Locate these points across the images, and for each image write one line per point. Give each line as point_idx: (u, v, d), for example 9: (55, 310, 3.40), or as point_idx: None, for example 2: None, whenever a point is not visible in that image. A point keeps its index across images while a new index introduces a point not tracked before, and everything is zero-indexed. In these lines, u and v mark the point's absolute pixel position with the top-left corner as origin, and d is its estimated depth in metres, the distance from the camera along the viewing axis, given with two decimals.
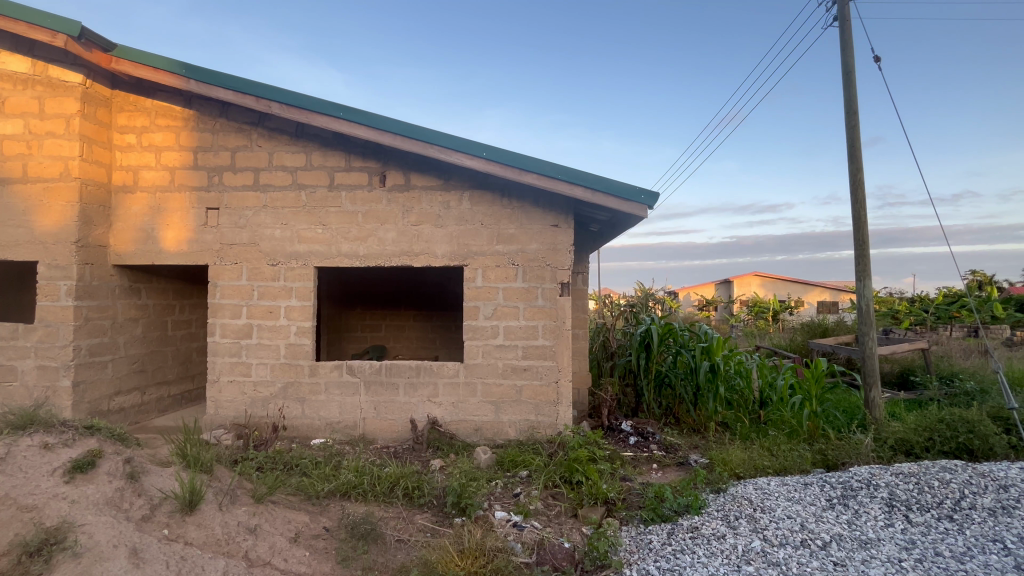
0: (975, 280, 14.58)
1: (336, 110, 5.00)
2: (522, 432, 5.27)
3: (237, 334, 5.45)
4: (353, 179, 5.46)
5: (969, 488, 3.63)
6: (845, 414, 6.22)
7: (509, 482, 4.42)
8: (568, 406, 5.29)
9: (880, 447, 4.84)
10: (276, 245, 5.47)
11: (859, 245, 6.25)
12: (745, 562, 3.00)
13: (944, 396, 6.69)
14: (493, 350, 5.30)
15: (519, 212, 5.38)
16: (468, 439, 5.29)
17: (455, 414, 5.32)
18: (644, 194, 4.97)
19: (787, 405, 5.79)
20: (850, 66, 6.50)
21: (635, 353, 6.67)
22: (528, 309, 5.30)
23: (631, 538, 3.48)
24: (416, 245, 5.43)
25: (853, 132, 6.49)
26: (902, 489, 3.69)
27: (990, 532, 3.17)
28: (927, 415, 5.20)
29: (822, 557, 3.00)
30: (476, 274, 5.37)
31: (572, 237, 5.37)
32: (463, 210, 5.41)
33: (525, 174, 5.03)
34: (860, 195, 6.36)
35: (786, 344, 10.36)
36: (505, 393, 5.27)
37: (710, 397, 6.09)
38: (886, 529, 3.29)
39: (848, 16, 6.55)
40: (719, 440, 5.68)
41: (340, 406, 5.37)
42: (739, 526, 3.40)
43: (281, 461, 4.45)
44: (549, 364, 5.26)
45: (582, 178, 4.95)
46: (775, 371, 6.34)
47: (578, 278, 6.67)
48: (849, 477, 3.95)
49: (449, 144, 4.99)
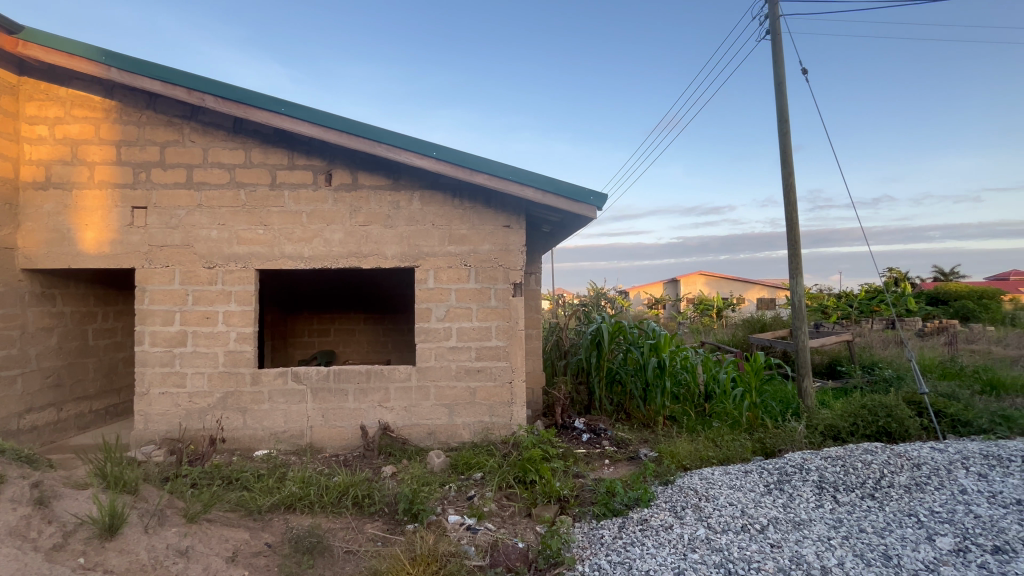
0: (893, 277, 15.90)
1: (276, 105, 4.78)
2: (475, 434, 5.23)
3: (169, 342, 5.09)
4: (296, 178, 5.24)
5: (887, 467, 3.93)
6: (781, 403, 6.62)
7: (463, 486, 4.37)
8: (522, 406, 5.31)
9: (812, 433, 5.18)
10: (212, 247, 5.15)
11: (792, 245, 6.67)
12: (690, 549, 3.09)
13: (867, 383, 7.29)
14: (446, 353, 5.24)
15: (471, 212, 5.35)
16: (421, 443, 5.20)
17: (407, 418, 5.21)
18: (593, 195, 5.08)
19: (729, 397, 6.13)
20: (781, 76, 6.93)
21: (587, 351, 6.80)
22: (481, 310, 5.28)
23: (583, 534, 3.54)
24: (364, 247, 5.28)
25: (785, 139, 6.92)
26: (831, 471, 3.95)
27: (906, 507, 3.45)
28: (851, 401, 5.63)
29: (760, 540, 3.14)
30: (428, 276, 5.29)
31: (523, 238, 5.39)
32: (413, 211, 5.32)
33: (476, 174, 5.01)
34: (792, 197, 6.79)
35: (729, 339, 10.97)
36: (458, 395, 5.22)
37: (658, 392, 6.30)
38: (816, 510, 3.51)
39: (779, 29, 7.00)
40: (668, 433, 5.92)
41: (285, 415, 5.13)
42: (685, 516, 3.52)
43: (219, 475, 4.20)
44: (502, 364, 5.26)
45: (532, 179, 4.99)
46: (717, 366, 6.62)
47: (530, 278, 6.74)
48: (784, 463, 4.20)
49: (398, 143, 4.88)
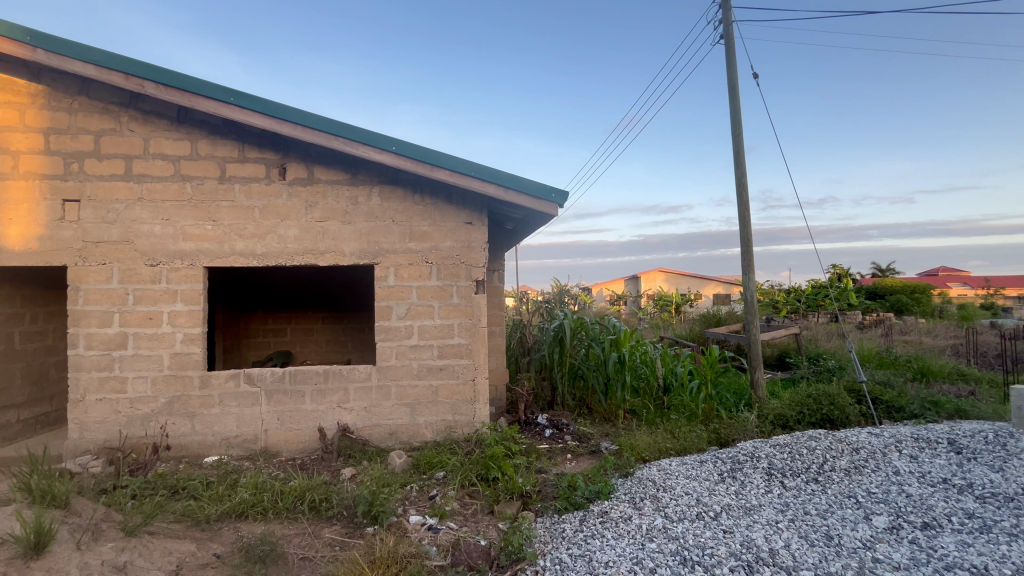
0: (836, 273, 16.86)
1: (225, 95, 4.55)
2: (438, 433, 5.18)
3: (107, 345, 4.77)
4: (247, 171, 5.01)
5: (830, 452, 4.16)
6: (735, 394, 6.89)
7: (425, 485, 4.31)
8: (484, 403, 5.29)
9: (763, 423, 5.42)
10: (155, 243, 4.86)
11: (744, 243, 6.94)
12: (648, 539, 3.17)
13: (812, 373, 7.71)
14: (407, 351, 5.15)
15: (433, 209, 5.28)
16: (382, 444, 5.10)
17: (367, 419, 5.09)
18: (554, 192, 5.11)
19: (686, 390, 6.34)
20: (734, 80, 7.19)
21: (550, 348, 6.84)
22: (443, 308, 5.22)
23: (545, 529, 3.57)
24: (321, 243, 5.11)
25: (738, 140, 7.19)
26: (779, 458, 4.14)
27: (846, 489, 3.66)
28: (799, 391, 5.92)
29: (713, 526, 3.25)
30: (388, 273, 5.18)
31: (485, 235, 5.36)
32: (372, 206, 5.19)
33: (436, 170, 4.94)
34: (745, 197, 7.07)
35: (686, 333, 11.32)
36: (420, 394, 5.15)
37: (619, 386, 6.43)
38: (766, 495, 3.67)
39: (732, 34, 7.25)
40: (628, 427, 6.06)
41: (237, 419, 4.91)
42: (644, 507, 3.60)
43: (163, 485, 3.98)
44: (465, 362, 5.22)
45: (494, 176, 4.97)
46: (675, 360, 6.83)
47: (493, 276, 6.73)
48: (736, 451, 4.38)
49: (356, 136, 4.75)
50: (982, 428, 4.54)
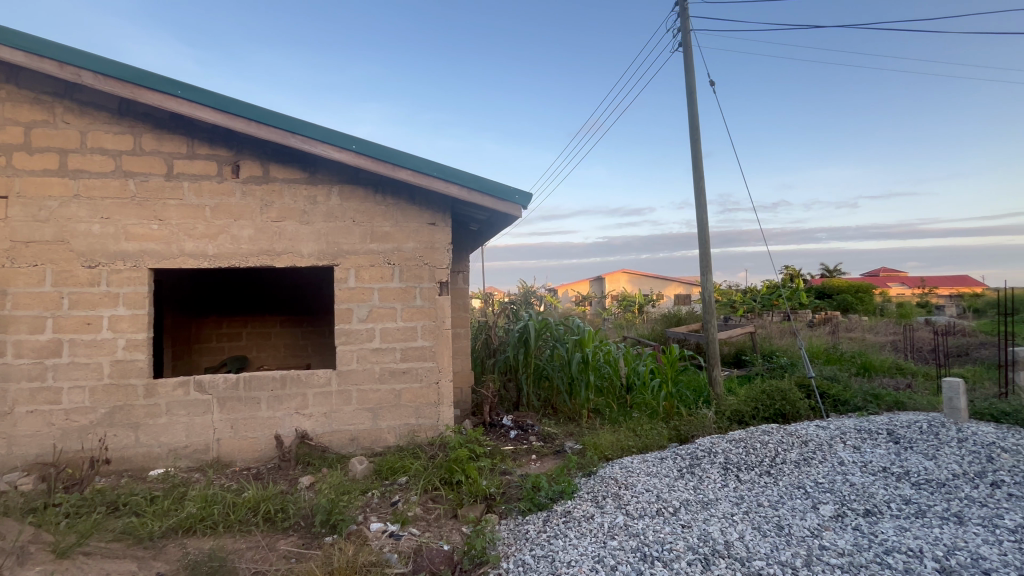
0: (789, 274, 17.67)
1: (172, 87, 4.32)
2: (401, 437, 5.08)
3: (39, 352, 4.44)
4: (197, 168, 4.77)
5: (781, 445, 4.34)
6: (694, 391, 7.10)
7: (387, 491, 4.22)
8: (449, 406, 5.23)
9: (720, 419, 5.60)
10: (94, 244, 4.56)
11: (702, 245, 7.17)
12: (610, 537, 3.21)
13: (766, 370, 8.05)
14: (369, 354, 5.03)
15: (395, 209, 5.18)
16: (343, 450, 4.96)
17: (327, 425, 4.94)
18: (518, 194, 5.12)
19: (648, 388, 6.49)
20: (692, 86, 7.41)
21: (515, 349, 6.85)
22: (405, 310, 5.13)
23: (508, 531, 3.56)
24: (278, 244, 4.93)
25: (696, 145, 7.41)
26: (734, 452, 4.29)
27: (796, 480, 3.83)
28: (753, 387, 6.16)
29: (672, 522, 3.33)
30: (348, 275, 5.05)
31: (449, 236, 5.31)
32: (332, 206, 5.05)
33: (398, 170, 4.86)
34: (703, 200, 7.30)
35: (648, 333, 11.59)
36: (382, 398, 5.04)
37: (582, 386, 6.51)
38: (722, 489, 3.79)
39: (690, 42, 7.48)
40: (592, 426, 6.15)
41: (187, 428, 4.67)
42: (606, 505, 3.65)
43: (101, 502, 3.73)
44: (428, 365, 5.14)
45: (457, 176, 4.93)
46: (637, 359, 6.98)
47: (458, 277, 6.69)
48: (695, 447, 4.51)
49: (314, 134, 4.61)
50: (918, 418, 4.85)
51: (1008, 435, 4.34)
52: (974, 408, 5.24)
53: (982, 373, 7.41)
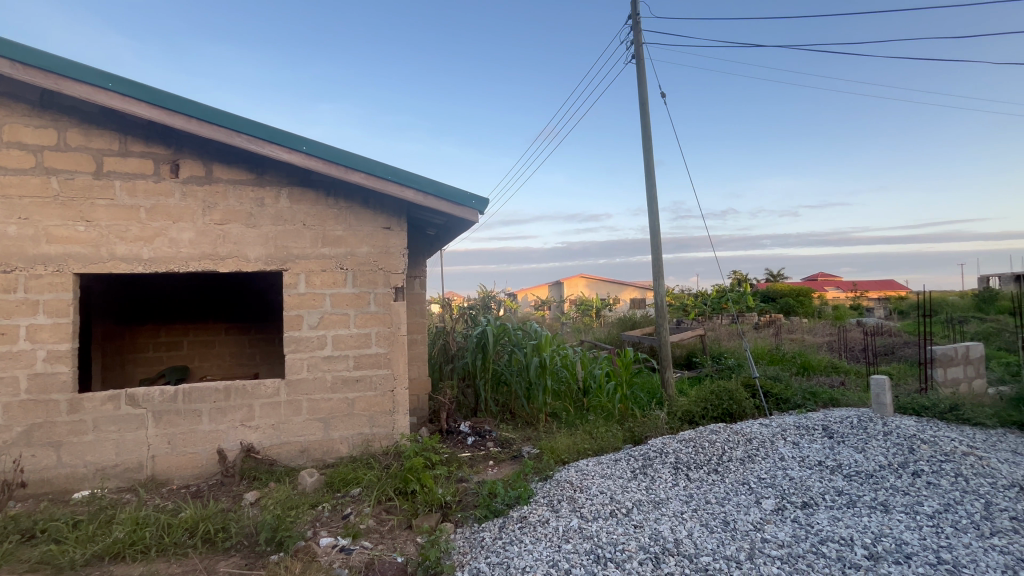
0: (736, 279, 18.54)
1: (103, 80, 4.03)
2: (354, 447, 4.93)
3: None
4: (131, 167, 4.47)
5: (728, 443, 4.53)
6: (648, 393, 7.30)
7: (338, 504, 4.08)
8: (404, 414, 5.11)
9: (672, 419, 5.77)
10: (10, 246, 4.20)
11: (655, 251, 7.40)
12: (564, 540, 3.24)
13: (715, 371, 8.39)
14: (320, 363, 4.86)
15: (348, 213, 5.05)
16: (292, 463, 4.75)
17: (276, 437, 4.73)
18: (474, 199, 5.11)
19: (604, 391, 6.62)
20: (644, 98, 7.67)
21: (472, 354, 6.80)
22: (359, 316, 4.99)
23: (464, 540, 3.51)
24: (221, 248, 4.68)
25: (648, 154, 7.66)
26: (684, 452, 4.43)
27: (741, 477, 4.00)
28: (703, 388, 6.40)
29: (625, 522, 3.39)
30: (298, 280, 4.87)
31: (404, 241, 5.22)
32: (281, 209, 4.85)
33: (351, 173, 4.74)
34: (655, 207, 7.54)
35: (604, 336, 11.84)
36: (334, 408, 4.87)
37: (540, 390, 6.54)
38: (673, 488, 3.91)
39: (642, 55, 7.74)
40: (549, 430, 6.19)
41: (117, 446, 4.34)
42: (561, 509, 3.68)
43: (15, 530, 3.41)
44: (383, 372, 5.02)
45: (412, 180, 4.87)
46: (593, 363, 7.10)
47: (414, 282, 6.59)
48: (647, 448, 4.63)
49: (261, 133, 4.43)
50: (849, 414, 5.19)
51: (926, 428, 4.71)
52: (899, 403, 5.64)
53: (906, 370, 8.02)
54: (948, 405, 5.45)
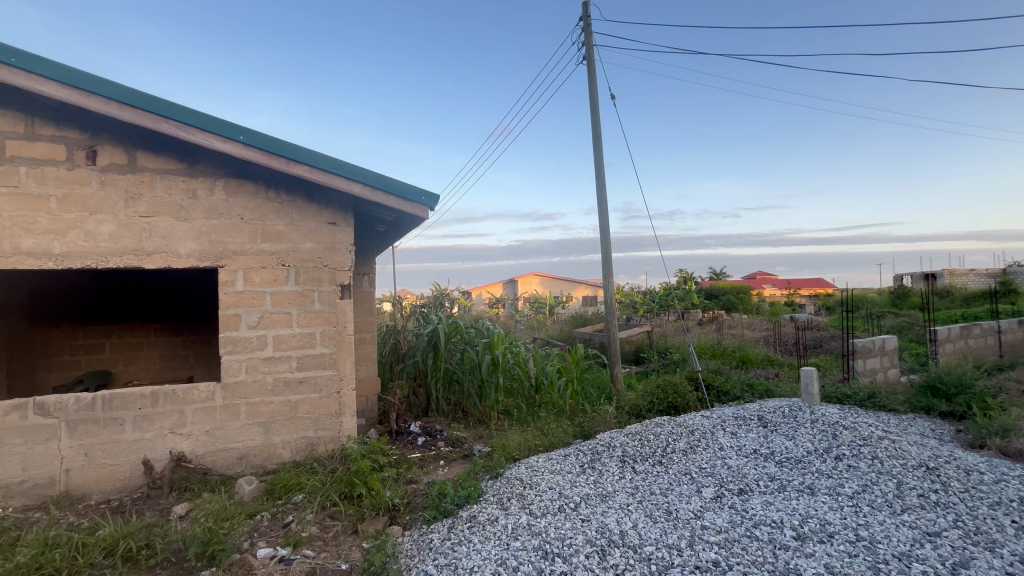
0: (682, 277, 19.32)
1: (4, 54, 3.63)
2: (298, 452, 4.71)
3: None
4: (40, 152, 4.06)
5: (672, 436, 4.70)
6: (598, 388, 7.46)
7: (278, 512, 3.88)
8: (352, 416, 4.95)
9: (620, 413, 5.92)
10: None
11: (605, 249, 7.56)
12: (513, 538, 3.24)
13: (661, 366, 8.70)
14: (260, 364, 4.60)
15: (290, 207, 4.81)
16: (228, 471, 4.49)
17: (210, 445, 4.44)
18: (424, 195, 5.02)
19: (555, 388, 6.70)
20: (595, 99, 7.80)
21: (424, 353, 6.68)
22: (302, 315, 4.77)
23: (412, 543, 3.44)
24: (146, 242, 4.34)
25: (599, 155, 7.81)
26: (630, 445, 4.55)
27: (684, 467, 4.15)
28: (650, 383, 6.61)
29: (572, 517, 3.44)
30: (235, 277, 4.59)
31: (351, 237, 5.04)
32: (215, 202, 4.55)
33: (293, 165, 4.51)
34: (606, 206, 7.70)
35: (557, 333, 12.02)
36: (276, 411, 4.64)
37: (492, 388, 6.53)
38: (619, 481, 4.01)
39: (593, 56, 7.87)
40: (500, 427, 6.19)
41: (24, 460, 3.95)
42: (510, 506, 3.68)
43: None
44: (328, 373, 4.83)
45: (359, 174, 4.70)
46: (545, 359, 7.17)
47: (363, 280, 6.38)
48: (596, 443, 4.72)
49: (192, 120, 4.13)
50: (781, 404, 5.52)
51: (848, 415, 5.09)
52: (826, 393, 6.07)
53: (832, 362, 8.64)
54: (867, 393, 5.92)
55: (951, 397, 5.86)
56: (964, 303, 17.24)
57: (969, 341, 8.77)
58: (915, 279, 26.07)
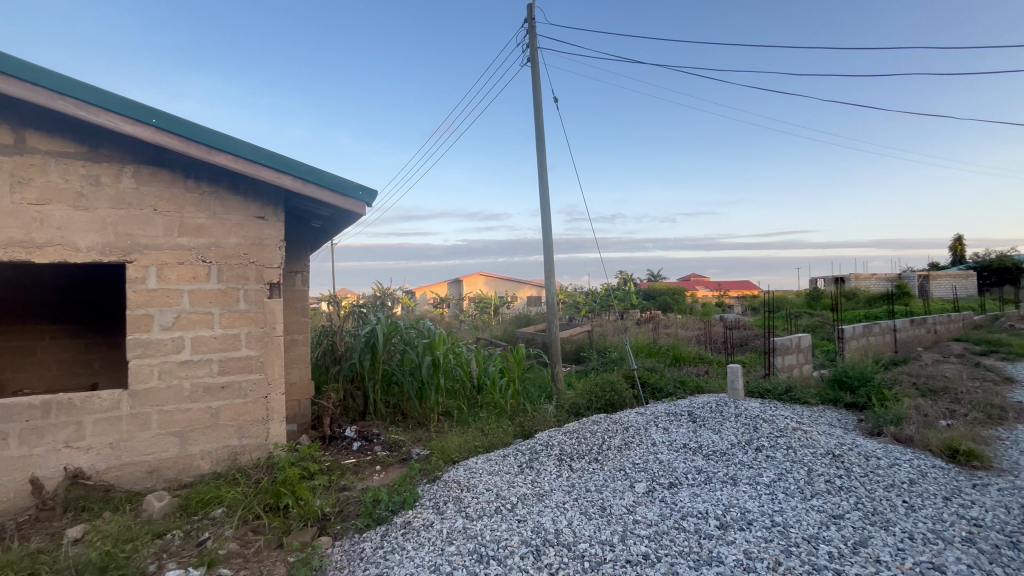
0: (622, 279, 20.03)
1: None
2: (218, 462, 4.37)
3: None
4: None
5: (607, 433, 4.81)
6: (539, 387, 7.53)
7: (193, 529, 3.57)
8: (280, 422, 4.66)
9: (560, 412, 6.00)
10: None
11: (547, 249, 7.64)
12: (448, 543, 3.17)
13: (600, 364, 8.95)
14: (175, 369, 4.22)
15: (212, 198, 4.45)
16: (136, 487, 4.08)
17: (114, 458, 4.02)
18: (361, 190, 4.82)
19: (497, 388, 6.70)
20: (539, 101, 7.88)
21: (360, 355, 6.42)
22: (224, 315, 4.43)
23: (342, 553, 3.28)
24: (37, 233, 3.86)
25: (541, 157, 7.89)
26: (568, 443, 4.61)
27: (618, 463, 4.26)
28: (589, 381, 6.76)
29: (509, 518, 3.42)
30: (146, 274, 4.18)
31: (281, 232, 4.75)
32: (123, 190, 4.12)
33: (215, 153, 4.18)
34: (548, 208, 7.79)
35: (500, 333, 12.05)
36: (193, 420, 4.27)
37: (433, 390, 6.41)
38: (556, 479, 4.05)
39: (537, 58, 7.95)
40: (440, 430, 6.09)
41: None
42: (446, 510, 3.61)
43: None
44: (254, 377, 4.52)
45: (290, 166, 4.44)
46: (487, 359, 7.14)
47: (295, 278, 6.04)
48: (534, 442, 4.74)
49: (94, 99, 3.71)
50: (709, 399, 5.82)
51: (767, 408, 5.46)
52: (750, 388, 6.46)
53: (754, 359, 9.25)
54: (784, 388, 6.38)
55: (855, 389, 6.44)
56: (867, 304, 19.11)
57: (870, 339, 9.71)
58: (827, 283, 28.57)
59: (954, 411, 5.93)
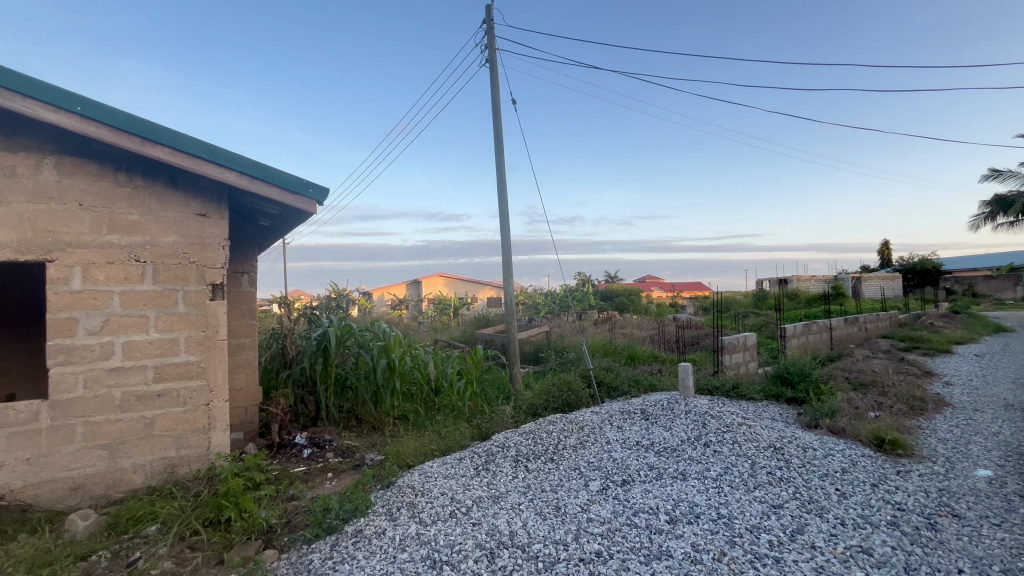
0: (580, 279, 20.37)
1: None
2: (153, 476, 4.09)
3: None
4: None
5: (563, 432, 4.85)
6: (497, 388, 7.52)
7: (123, 549, 3.31)
8: (224, 431, 4.41)
9: (517, 413, 6.01)
10: None
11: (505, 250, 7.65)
12: (400, 550, 3.09)
13: (558, 364, 9.06)
14: (104, 377, 3.92)
15: (146, 193, 4.17)
16: (58, 505, 3.76)
17: (32, 475, 3.69)
18: (312, 187, 4.66)
19: (454, 390, 6.64)
20: (497, 102, 7.88)
21: (311, 359, 6.17)
22: (161, 318, 4.16)
23: (288, 566, 3.14)
24: None
25: (499, 158, 7.89)
26: (524, 444, 4.62)
27: (573, 463, 4.30)
28: (546, 382, 6.80)
29: (463, 521, 3.39)
30: (69, 274, 3.85)
31: (224, 230, 4.50)
32: (43, 183, 3.80)
33: (151, 145, 3.91)
34: (506, 208, 7.80)
35: (459, 334, 11.97)
36: (125, 431, 3.98)
37: (388, 393, 6.26)
38: (512, 481, 4.04)
39: (495, 58, 7.95)
40: (396, 434, 5.97)
41: None
42: (399, 516, 3.53)
43: None
44: (194, 384, 4.25)
45: (234, 161, 4.23)
46: (445, 361, 7.06)
47: (240, 278, 5.75)
48: (491, 444, 4.72)
49: (8, 82, 3.39)
50: (661, 397, 5.98)
51: (716, 405, 5.68)
52: (700, 385, 6.69)
53: (704, 357, 9.62)
54: (731, 385, 6.65)
55: (795, 385, 6.79)
56: (807, 305, 20.29)
57: (809, 337, 10.31)
58: (771, 284, 30.10)
59: (881, 403, 6.37)
